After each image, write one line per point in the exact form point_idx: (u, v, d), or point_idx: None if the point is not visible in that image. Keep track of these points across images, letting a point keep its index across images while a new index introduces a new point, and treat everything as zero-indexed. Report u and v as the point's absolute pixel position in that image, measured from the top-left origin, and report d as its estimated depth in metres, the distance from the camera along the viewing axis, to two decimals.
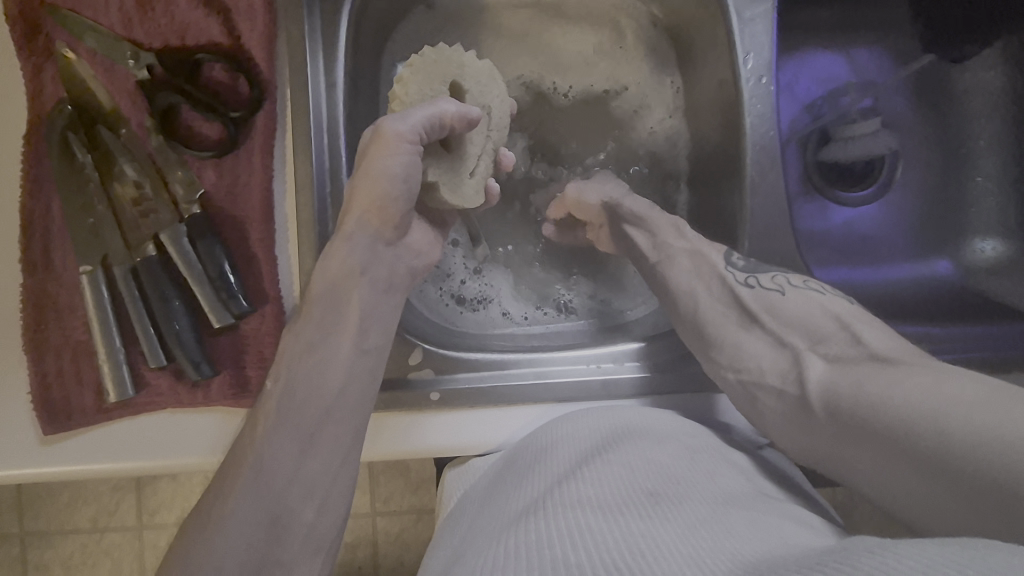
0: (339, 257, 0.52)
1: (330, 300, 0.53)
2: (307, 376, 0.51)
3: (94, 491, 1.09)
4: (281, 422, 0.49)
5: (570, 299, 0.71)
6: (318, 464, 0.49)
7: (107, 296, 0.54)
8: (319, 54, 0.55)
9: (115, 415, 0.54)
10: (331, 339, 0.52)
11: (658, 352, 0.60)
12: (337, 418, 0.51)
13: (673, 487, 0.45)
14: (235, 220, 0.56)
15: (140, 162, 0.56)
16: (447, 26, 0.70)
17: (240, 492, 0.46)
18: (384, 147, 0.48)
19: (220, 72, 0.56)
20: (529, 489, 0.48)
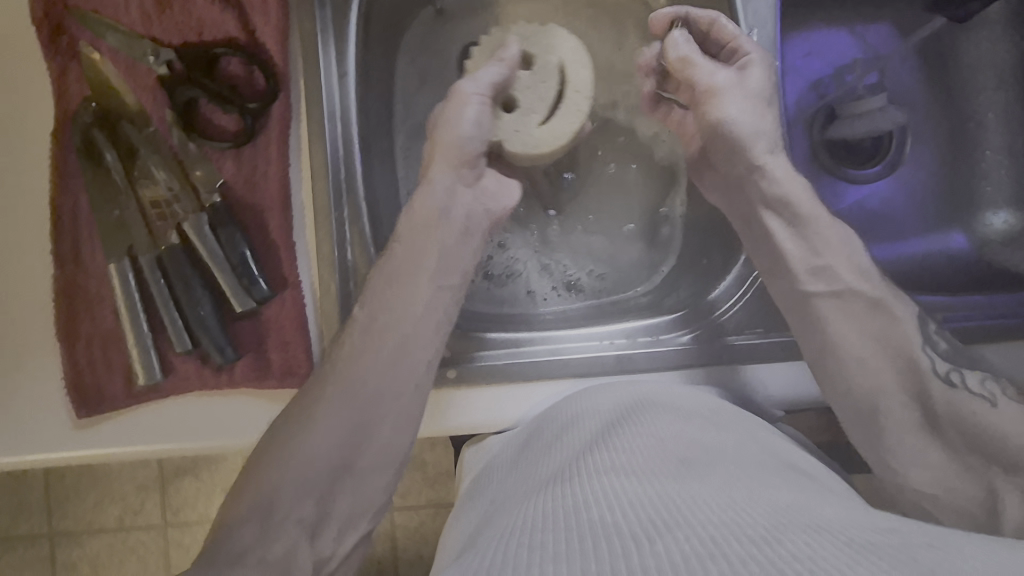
0: (424, 198, 0.59)
1: (420, 237, 0.58)
2: (393, 304, 0.56)
3: (120, 490, 1.11)
4: (360, 362, 0.54)
5: (583, 276, 0.72)
6: (389, 401, 0.54)
7: (134, 284, 0.56)
8: (331, 44, 0.58)
9: (145, 399, 0.56)
10: (416, 274, 0.57)
11: (670, 326, 0.61)
12: (397, 372, 0.55)
13: (701, 453, 0.45)
14: (255, 209, 0.58)
15: (161, 155, 0.58)
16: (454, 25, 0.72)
17: (328, 403, 0.53)
18: (458, 102, 0.59)
19: (237, 66, 0.58)
20: (559, 456, 0.48)
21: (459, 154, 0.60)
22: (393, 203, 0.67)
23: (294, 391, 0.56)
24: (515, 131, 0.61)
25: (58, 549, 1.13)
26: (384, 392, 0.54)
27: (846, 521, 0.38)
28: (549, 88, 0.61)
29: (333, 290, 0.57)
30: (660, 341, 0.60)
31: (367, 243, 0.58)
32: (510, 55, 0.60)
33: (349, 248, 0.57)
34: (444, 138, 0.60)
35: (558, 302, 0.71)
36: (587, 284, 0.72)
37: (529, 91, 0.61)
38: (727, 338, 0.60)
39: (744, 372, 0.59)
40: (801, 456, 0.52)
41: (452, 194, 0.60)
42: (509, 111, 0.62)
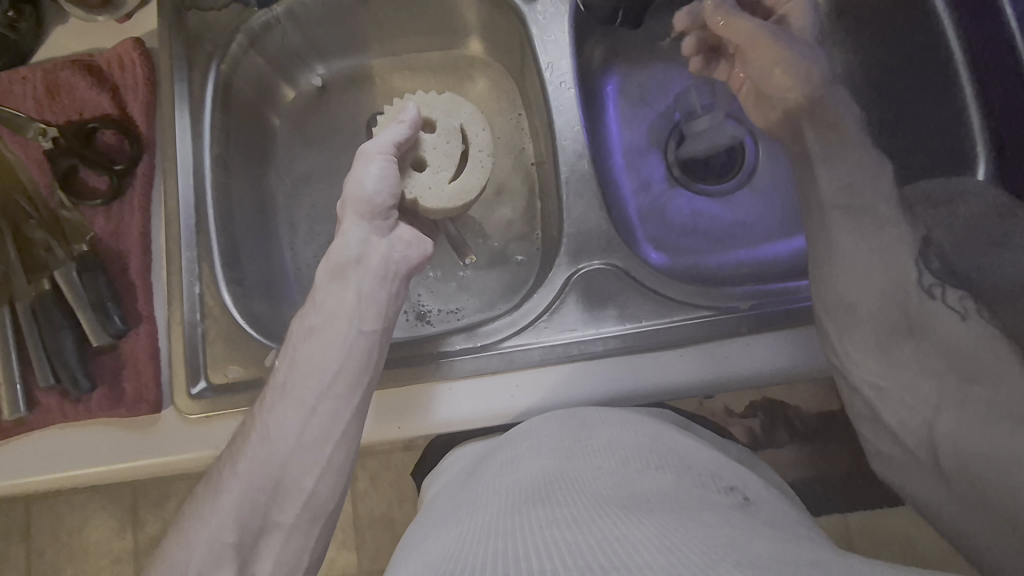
0: (340, 247, 0.60)
1: (333, 287, 0.59)
2: (311, 353, 0.57)
3: (94, 567, 1.15)
4: (275, 416, 0.55)
5: (427, 309, 0.77)
6: (308, 454, 0.54)
7: (9, 329, 0.62)
8: (188, 112, 0.67)
9: (13, 433, 0.61)
10: (337, 322, 0.58)
11: (496, 332, 0.64)
12: (313, 428, 0.55)
13: (641, 499, 0.48)
14: (120, 254, 0.65)
15: (43, 215, 0.66)
16: (326, 92, 0.81)
17: (246, 464, 0.54)
18: (362, 161, 0.63)
19: (111, 137, 0.68)
20: (503, 500, 0.51)
21: (370, 207, 0.61)
22: (269, 246, 0.74)
23: (141, 416, 0.60)
24: (429, 188, 0.68)
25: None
26: (303, 443, 0.55)
27: (783, 548, 0.42)
28: (454, 147, 0.69)
29: (180, 321, 0.62)
30: (477, 346, 0.64)
31: (216, 277, 0.64)
32: (411, 116, 0.66)
33: (198, 282, 0.64)
34: (353, 194, 0.61)
35: (412, 328, 0.76)
36: (437, 315, 0.76)
37: (435, 151, 0.68)
38: (553, 337, 0.63)
39: (556, 373, 0.61)
40: (731, 475, 0.55)
41: (369, 241, 0.61)
42: (420, 170, 0.69)
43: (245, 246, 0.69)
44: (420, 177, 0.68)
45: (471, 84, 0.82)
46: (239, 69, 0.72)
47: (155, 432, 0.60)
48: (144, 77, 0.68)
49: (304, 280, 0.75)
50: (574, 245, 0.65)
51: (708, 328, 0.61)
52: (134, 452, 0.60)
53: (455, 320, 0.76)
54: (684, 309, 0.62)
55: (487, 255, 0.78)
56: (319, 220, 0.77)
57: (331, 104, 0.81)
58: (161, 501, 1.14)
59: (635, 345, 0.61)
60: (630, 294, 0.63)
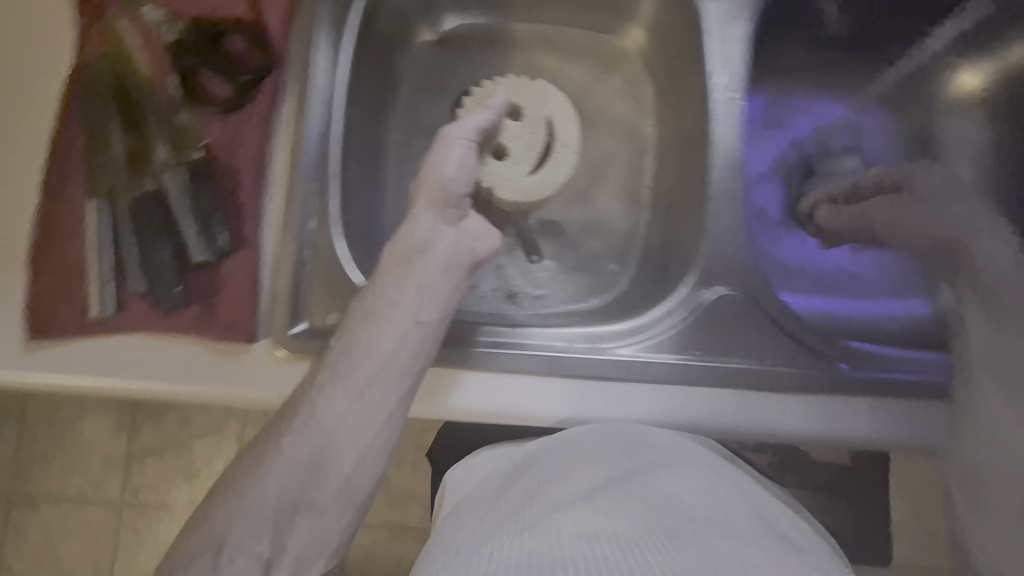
0: (406, 237, 0.57)
1: (394, 271, 0.56)
2: (364, 337, 0.53)
3: (83, 461, 1.25)
4: (321, 394, 0.51)
5: (518, 290, 0.72)
6: (352, 437, 0.51)
7: (108, 225, 0.59)
8: (330, 38, 0.63)
9: (94, 333, 0.58)
10: (393, 307, 0.55)
11: (613, 337, 0.60)
12: (360, 411, 0.51)
13: (686, 522, 0.49)
14: (231, 170, 0.61)
15: (157, 111, 0.62)
16: (457, 44, 0.76)
17: (287, 439, 0.50)
18: (443, 145, 0.59)
19: (240, 43, 0.63)
20: (545, 501, 0.51)
21: (442, 195, 0.58)
22: (374, 194, 0.70)
23: (233, 344, 0.58)
24: (505, 179, 0.63)
25: (13, 513, 1.25)
26: (348, 425, 0.51)
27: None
28: (537, 139, 0.65)
29: (289, 256, 0.59)
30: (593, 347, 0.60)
31: (329, 217, 0.60)
32: (497, 104, 0.62)
33: (312, 219, 0.60)
34: (430, 176, 0.58)
35: (493, 305, 0.71)
36: (526, 298, 0.72)
37: (519, 140, 0.64)
38: (654, 356, 0.59)
39: (672, 394, 0.58)
40: (772, 510, 0.55)
41: (437, 233, 0.58)
42: (499, 158, 0.64)
43: (353, 190, 0.66)
44: (496, 166, 0.63)
45: (607, 70, 0.77)
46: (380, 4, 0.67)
47: (241, 364, 0.57)
48: None
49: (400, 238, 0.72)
50: (710, 266, 0.62)
51: (823, 384, 0.58)
52: (215, 381, 0.57)
53: (541, 306, 0.72)
54: (812, 355, 0.60)
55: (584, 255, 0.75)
56: None
57: (459, 60, 0.76)
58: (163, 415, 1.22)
59: (759, 384, 0.59)
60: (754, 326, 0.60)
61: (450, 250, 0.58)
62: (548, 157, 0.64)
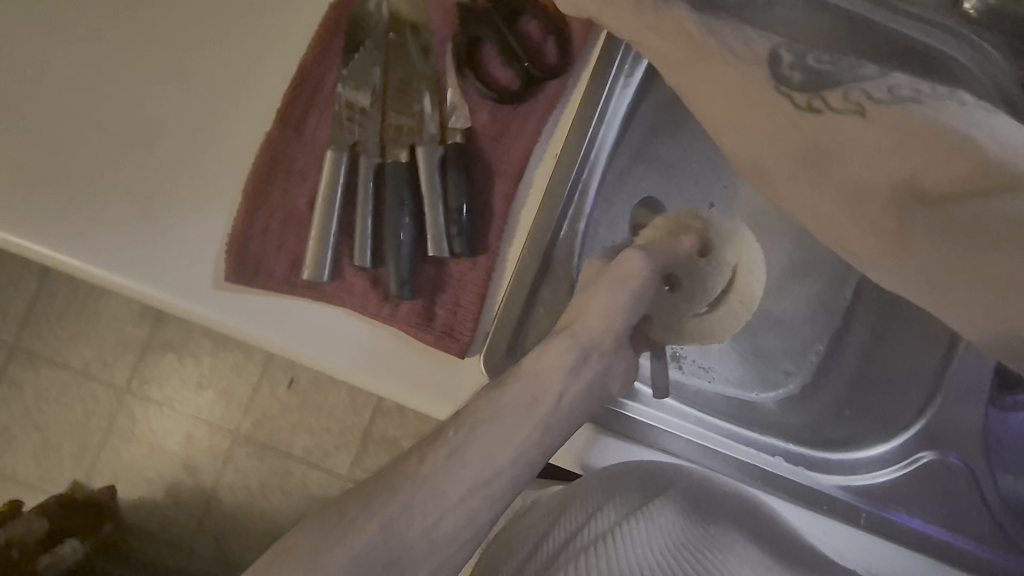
0: (552, 356, 0.41)
1: (534, 378, 0.41)
2: (491, 434, 0.38)
3: (101, 337, 1.20)
4: (422, 491, 0.36)
5: (684, 357, 0.68)
6: (440, 555, 0.36)
7: (345, 184, 0.54)
8: (628, 60, 0.57)
9: (298, 293, 0.53)
10: (533, 404, 0.40)
11: (826, 469, 0.58)
12: (460, 510, 0.36)
13: (712, 551, 0.47)
14: (489, 165, 0.56)
15: (429, 74, 0.56)
16: None
17: (362, 531, 0.34)
18: (623, 264, 0.44)
19: (535, 29, 0.57)
20: (574, 534, 0.49)
21: (611, 321, 0.43)
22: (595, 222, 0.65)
23: (444, 353, 0.53)
24: (667, 314, 0.50)
25: (20, 365, 1.22)
26: (438, 538, 0.36)
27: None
28: (717, 282, 0.50)
29: (524, 279, 0.53)
30: (808, 476, 0.57)
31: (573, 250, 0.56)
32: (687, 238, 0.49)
33: (559, 249, 0.56)
34: (602, 296, 0.44)
35: (668, 370, 0.67)
36: (689, 365, 0.68)
37: (695, 277, 0.50)
38: (826, 478, 0.58)
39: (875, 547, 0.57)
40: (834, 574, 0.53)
41: (589, 357, 0.42)
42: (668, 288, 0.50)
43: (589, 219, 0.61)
44: (663, 299, 0.50)
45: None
46: None
47: (448, 373, 0.54)
48: None
49: None
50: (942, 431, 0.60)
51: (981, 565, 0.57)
52: (418, 381, 0.53)
53: (706, 381, 0.68)
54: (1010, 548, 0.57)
55: (762, 345, 0.71)
56: None
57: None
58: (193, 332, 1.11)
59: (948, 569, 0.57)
60: (955, 487, 0.58)
61: (600, 383, 0.43)
62: (721, 304, 0.52)
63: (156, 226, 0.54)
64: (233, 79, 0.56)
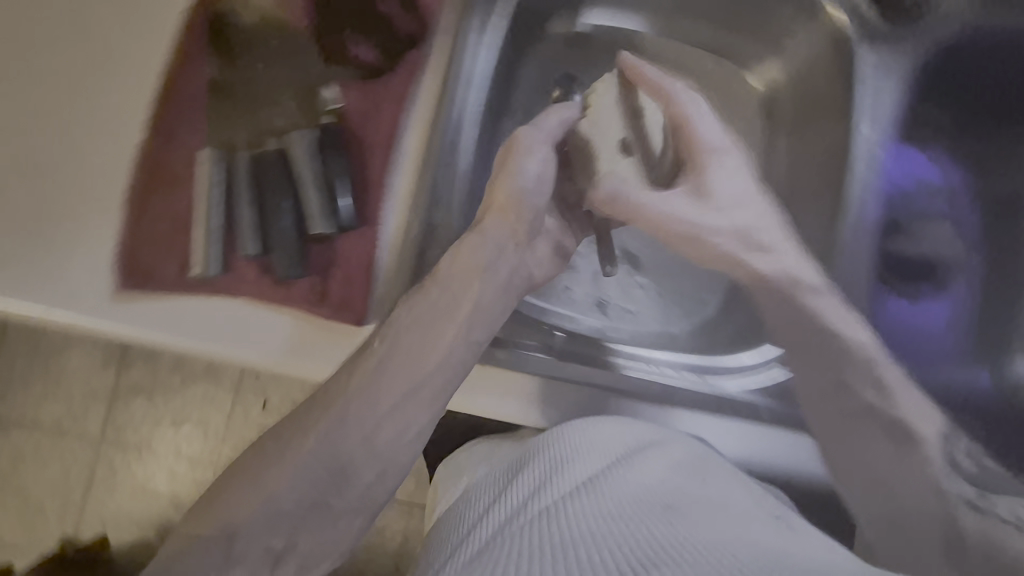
0: (468, 254, 0.54)
1: (456, 282, 0.53)
2: (411, 345, 0.51)
3: None
4: (361, 402, 0.48)
5: (611, 301, 0.72)
6: (378, 454, 0.49)
7: (224, 179, 0.56)
8: (485, 21, 0.59)
9: (192, 290, 0.54)
10: (444, 321, 0.52)
11: (722, 372, 0.64)
12: (399, 417, 0.50)
13: (688, 500, 0.46)
14: (364, 140, 0.57)
15: (294, 63, 0.58)
16: (588, 49, 0.75)
17: (310, 445, 0.47)
18: (520, 148, 0.57)
19: (392, 5, 0.59)
20: (543, 491, 0.48)
21: (516, 207, 0.56)
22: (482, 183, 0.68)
23: (342, 325, 0.55)
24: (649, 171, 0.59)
25: None
26: (375, 441, 0.49)
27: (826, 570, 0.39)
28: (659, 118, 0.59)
29: (410, 242, 0.57)
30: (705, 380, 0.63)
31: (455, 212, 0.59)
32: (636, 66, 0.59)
33: (439, 210, 0.58)
34: (507, 173, 0.57)
35: (590, 318, 0.70)
36: (615, 309, 0.72)
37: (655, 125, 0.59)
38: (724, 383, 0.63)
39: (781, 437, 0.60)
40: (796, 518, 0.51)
41: (501, 253, 0.55)
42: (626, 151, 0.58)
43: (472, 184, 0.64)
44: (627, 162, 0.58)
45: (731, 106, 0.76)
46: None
47: (350, 345, 0.55)
48: None
49: None
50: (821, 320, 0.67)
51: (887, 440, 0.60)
52: (324, 358, 0.54)
53: (633, 323, 0.71)
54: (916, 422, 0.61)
55: (677, 284, 0.74)
56: None
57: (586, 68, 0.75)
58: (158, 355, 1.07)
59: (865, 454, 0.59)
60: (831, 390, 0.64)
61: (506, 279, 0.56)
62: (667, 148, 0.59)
63: (21, 231, 0.52)
64: (75, 80, 0.53)
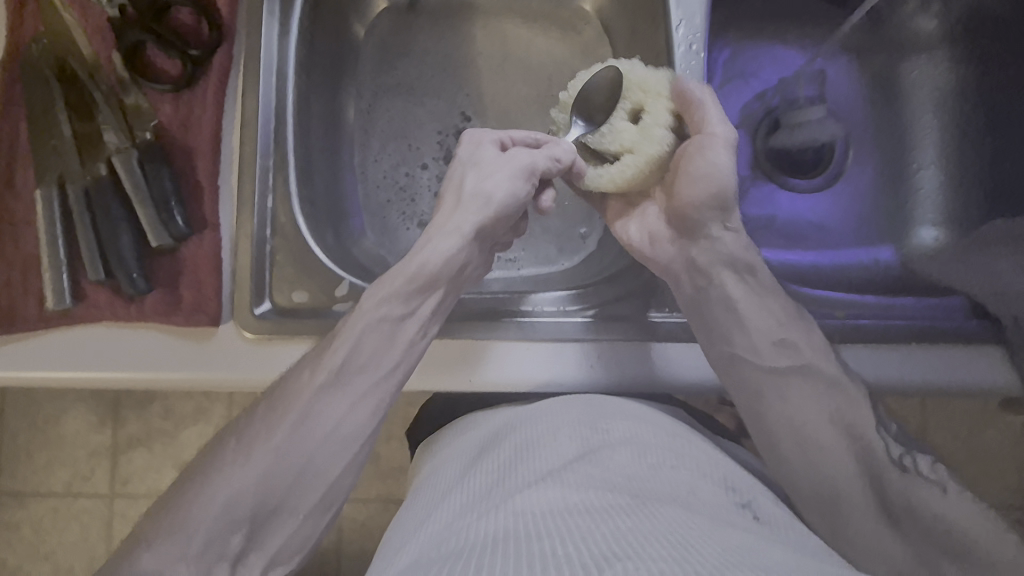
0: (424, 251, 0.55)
1: (425, 283, 0.54)
2: (370, 345, 0.52)
3: None
4: (320, 401, 0.49)
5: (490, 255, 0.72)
6: (339, 446, 0.49)
7: (60, 213, 0.57)
8: (276, 5, 0.60)
9: (55, 324, 0.57)
10: (400, 318, 0.53)
11: (580, 300, 0.61)
12: (363, 407, 0.51)
13: (651, 488, 0.47)
14: (187, 150, 0.60)
15: (103, 90, 0.60)
16: (418, 19, 0.75)
17: (261, 451, 0.48)
18: (525, 172, 0.56)
19: (186, 16, 0.61)
20: (510, 480, 0.50)
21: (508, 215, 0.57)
22: (335, 165, 0.69)
23: (200, 328, 0.57)
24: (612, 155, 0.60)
25: None
26: (336, 437, 0.49)
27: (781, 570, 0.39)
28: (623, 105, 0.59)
29: (250, 233, 0.58)
30: (564, 311, 0.60)
31: (290, 194, 0.59)
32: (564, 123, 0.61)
33: (271, 197, 0.59)
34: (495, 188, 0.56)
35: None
36: (497, 262, 0.72)
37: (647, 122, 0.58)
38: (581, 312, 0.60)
39: (657, 352, 0.58)
40: (751, 485, 0.53)
41: (472, 257, 0.57)
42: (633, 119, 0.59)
43: (317, 165, 0.65)
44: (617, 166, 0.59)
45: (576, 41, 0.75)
46: None
47: (211, 345, 0.57)
48: None
49: (369, 211, 0.71)
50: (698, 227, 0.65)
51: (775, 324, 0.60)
52: (189, 364, 0.57)
53: (513, 270, 0.72)
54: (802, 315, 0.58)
55: (551, 226, 0.74)
56: (393, 152, 0.73)
57: (422, 31, 0.75)
58: (143, 406, 1.10)
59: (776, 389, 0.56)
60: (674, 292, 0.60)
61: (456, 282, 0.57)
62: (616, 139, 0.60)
63: None
64: None
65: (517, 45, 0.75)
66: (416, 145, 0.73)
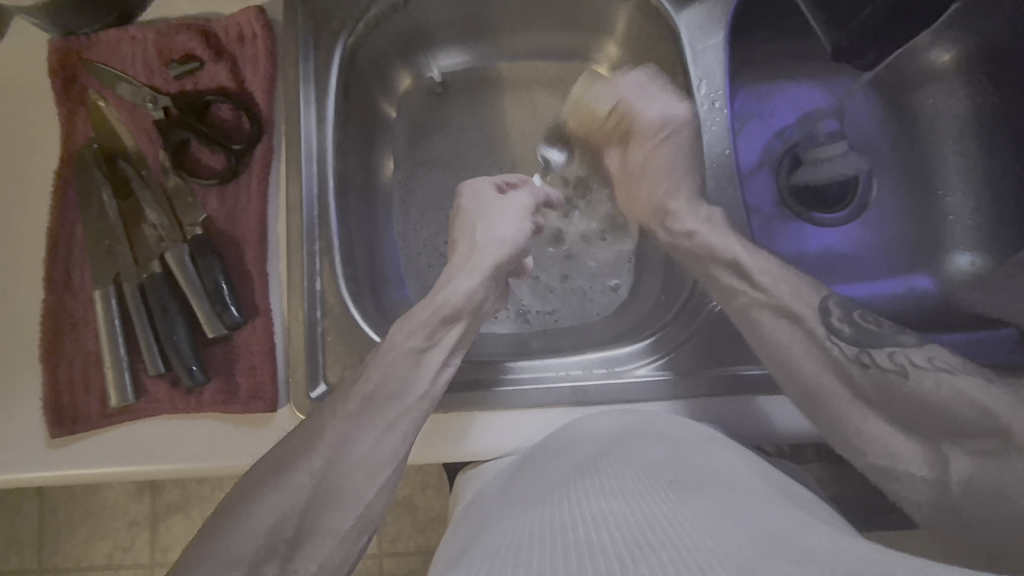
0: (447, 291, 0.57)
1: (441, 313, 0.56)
2: (400, 376, 0.53)
3: None
4: (350, 432, 0.50)
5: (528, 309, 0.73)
6: (375, 473, 0.50)
7: (116, 311, 0.59)
8: (313, 95, 0.63)
9: (117, 419, 0.58)
10: (425, 355, 0.54)
11: (628, 358, 0.61)
12: (391, 443, 0.51)
13: (693, 476, 0.44)
14: (235, 240, 0.62)
15: (153, 189, 0.62)
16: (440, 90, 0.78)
17: (287, 492, 0.47)
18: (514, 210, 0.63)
19: (227, 112, 0.64)
20: (549, 479, 0.48)
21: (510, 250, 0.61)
22: (373, 237, 0.71)
23: (257, 414, 0.58)
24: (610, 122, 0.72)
25: None
26: (369, 468, 0.50)
27: (826, 548, 0.37)
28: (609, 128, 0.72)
29: (301, 317, 0.59)
30: (615, 372, 0.60)
31: (337, 274, 0.61)
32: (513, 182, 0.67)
33: (319, 279, 0.61)
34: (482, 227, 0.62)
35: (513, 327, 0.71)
36: (537, 315, 0.73)
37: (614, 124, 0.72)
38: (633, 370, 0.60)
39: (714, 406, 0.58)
40: (795, 484, 0.50)
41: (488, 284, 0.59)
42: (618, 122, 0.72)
43: (359, 239, 0.67)
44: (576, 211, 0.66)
45: None
46: (354, 62, 0.68)
47: (269, 430, 0.58)
48: (265, 51, 0.64)
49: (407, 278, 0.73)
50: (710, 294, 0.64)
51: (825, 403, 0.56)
52: (248, 449, 0.58)
53: (553, 322, 0.72)
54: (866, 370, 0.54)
55: (586, 280, 0.74)
56: (425, 217, 0.75)
57: (448, 105, 0.78)
58: None
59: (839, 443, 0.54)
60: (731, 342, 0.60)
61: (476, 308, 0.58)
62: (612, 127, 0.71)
63: None
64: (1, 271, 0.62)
65: (539, 111, 0.78)
66: (450, 212, 0.75)
